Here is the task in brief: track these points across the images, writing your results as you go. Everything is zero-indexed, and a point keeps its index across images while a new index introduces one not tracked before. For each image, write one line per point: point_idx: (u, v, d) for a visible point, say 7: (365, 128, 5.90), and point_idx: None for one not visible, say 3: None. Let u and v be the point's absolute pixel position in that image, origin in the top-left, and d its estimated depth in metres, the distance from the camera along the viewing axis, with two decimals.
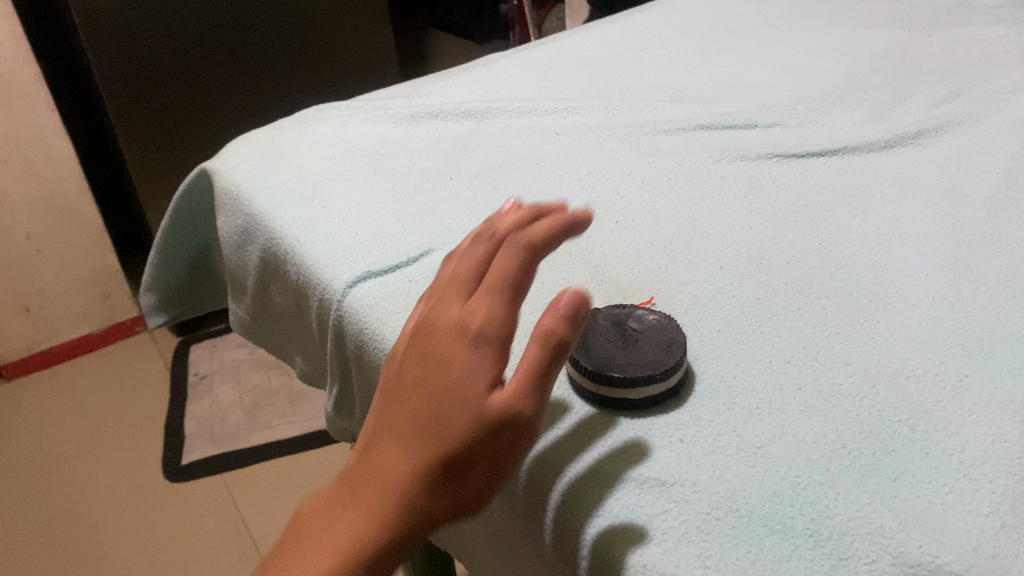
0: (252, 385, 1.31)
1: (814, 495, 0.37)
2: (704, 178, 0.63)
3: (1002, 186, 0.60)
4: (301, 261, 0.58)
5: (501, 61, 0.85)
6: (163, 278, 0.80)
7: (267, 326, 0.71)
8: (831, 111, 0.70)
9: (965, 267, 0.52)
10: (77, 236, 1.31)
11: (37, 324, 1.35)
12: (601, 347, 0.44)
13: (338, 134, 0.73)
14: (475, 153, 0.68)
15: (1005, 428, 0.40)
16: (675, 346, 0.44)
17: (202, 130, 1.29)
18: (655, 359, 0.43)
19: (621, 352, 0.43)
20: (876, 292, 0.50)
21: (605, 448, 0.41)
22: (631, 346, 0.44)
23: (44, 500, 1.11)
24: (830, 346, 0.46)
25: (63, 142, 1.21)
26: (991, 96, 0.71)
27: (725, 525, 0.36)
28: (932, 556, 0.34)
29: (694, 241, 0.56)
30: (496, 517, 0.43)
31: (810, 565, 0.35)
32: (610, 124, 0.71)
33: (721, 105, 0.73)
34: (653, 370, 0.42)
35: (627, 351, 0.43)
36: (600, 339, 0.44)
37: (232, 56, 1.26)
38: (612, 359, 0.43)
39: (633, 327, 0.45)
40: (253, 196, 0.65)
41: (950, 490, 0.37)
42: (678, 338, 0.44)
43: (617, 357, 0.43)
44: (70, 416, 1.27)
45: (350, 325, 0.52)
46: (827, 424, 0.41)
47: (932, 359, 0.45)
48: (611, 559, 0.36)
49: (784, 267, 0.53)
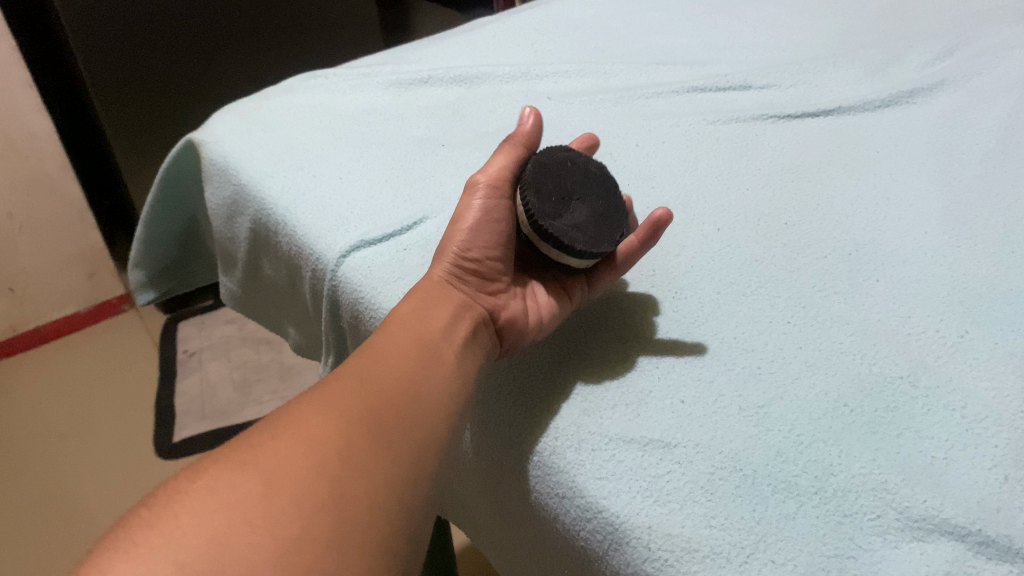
0: (242, 361, 1.30)
1: (817, 453, 0.37)
2: (700, 141, 0.62)
3: (999, 143, 0.60)
4: (292, 232, 0.57)
5: (489, 25, 0.83)
6: (151, 254, 0.79)
7: (260, 299, 0.70)
8: (823, 71, 0.70)
9: (963, 225, 0.52)
10: (61, 215, 1.28)
11: (22, 304, 1.33)
12: (597, 185, 0.46)
13: (326, 102, 0.71)
14: (465, 119, 0.68)
15: (1007, 382, 0.40)
16: (567, 154, 0.46)
17: (185, 102, 1.27)
18: (565, 185, 0.45)
19: (591, 201, 0.45)
20: (874, 252, 0.50)
21: (607, 412, 0.40)
22: (590, 185, 0.45)
23: (34, 481, 1.10)
24: (829, 306, 0.46)
25: (43, 119, 1.17)
26: (986, 53, 0.71)
27: (729, 485, 0.36)
28: (937, 510, 0.34)
29: (691, 204, 0.55)
30: (500, 491, 0.43)
31: (816, 522, 0.35)
32: (602, 88, 0.70)
33: (714, 66, 0.72)
34: (541, 185, 0.44)
35: (584, 188, 0.45)
36: (621, 217, 0.46)
37: (213, 27, 1.24)
38: (578, 221, 0.44)
39: (606, 174, 0.47)
40: (241, 166, 0.64)
41: (953, 444, 0.37)
42: (578, 152, 0.47)
43: (587, 213, 0.45)
44: (59, 397, 1.26)
45: (346, 295, 0.52)
46: (830, 382, 0.41)
47: (933, 317, 0.45)
48: (616, 521, 0.36)
49: (781, 229, 0.53)
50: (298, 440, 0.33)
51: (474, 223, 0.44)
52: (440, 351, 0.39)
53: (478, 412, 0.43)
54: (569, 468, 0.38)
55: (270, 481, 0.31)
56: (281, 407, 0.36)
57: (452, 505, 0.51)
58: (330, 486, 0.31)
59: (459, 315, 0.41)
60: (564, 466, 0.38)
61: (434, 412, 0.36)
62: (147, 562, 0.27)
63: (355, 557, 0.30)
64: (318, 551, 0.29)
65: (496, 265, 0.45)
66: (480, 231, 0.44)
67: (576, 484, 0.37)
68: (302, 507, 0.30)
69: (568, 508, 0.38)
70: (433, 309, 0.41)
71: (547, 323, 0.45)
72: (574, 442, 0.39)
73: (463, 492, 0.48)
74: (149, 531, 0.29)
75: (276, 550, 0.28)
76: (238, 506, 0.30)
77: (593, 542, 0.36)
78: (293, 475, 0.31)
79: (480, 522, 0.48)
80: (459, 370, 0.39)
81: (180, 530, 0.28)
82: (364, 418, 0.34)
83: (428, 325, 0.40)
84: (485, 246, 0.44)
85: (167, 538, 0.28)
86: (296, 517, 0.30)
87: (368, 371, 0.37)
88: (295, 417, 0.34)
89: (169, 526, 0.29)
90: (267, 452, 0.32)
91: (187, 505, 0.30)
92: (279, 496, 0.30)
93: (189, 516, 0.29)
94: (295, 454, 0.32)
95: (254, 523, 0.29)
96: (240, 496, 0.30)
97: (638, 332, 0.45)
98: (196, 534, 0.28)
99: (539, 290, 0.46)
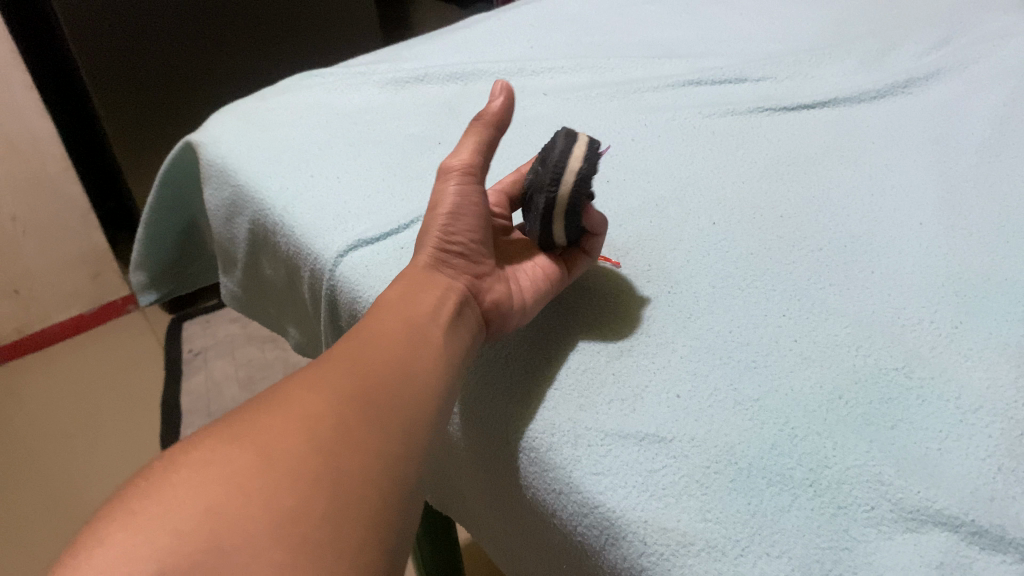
0: (247, 359, 1.30)
1: (812, 445, 0.38)
2: (695, 135, 0.62)
3: (995, 132, 0.60)
4: (290, 232, 0.57)
5: (485, 22, 0.83)
6: (152, 255, 0.80)
7: (260, 299, 0.71)
8: (820, 63, 0.70)
9: (959, 215, 0.52)
10: (65, 217, 1.28)
11: (28, 306, 1.33)
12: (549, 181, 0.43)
13: (322, 101, 0.71)
14: (461, 116, 0.68)
15: (1001, 372, 0.40)
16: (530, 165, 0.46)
17: (187, 103, 1.28)
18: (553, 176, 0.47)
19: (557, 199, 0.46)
20: (870, 243, 0.50)
21: (602, 407, 0.40)
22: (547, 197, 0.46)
23: (43, 481, 1.11)
24: (825, 298, 0.46)
25: (45, 122, 1.17)
26: (981, 42, 0.71)
27: (724, 478, 0.37)
28: (931, 501, 0.35)
29: (687, 198, 0.56)
30: (495, 485, 0.43)
31: (810, 513, 0.35)
32: (598, 83, 0.71)
33: (709, 59, 0.72)
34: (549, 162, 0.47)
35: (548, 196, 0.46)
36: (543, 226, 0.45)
37: (214, 29, 1.24)
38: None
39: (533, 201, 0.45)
40: (239, 167, 0.64)
41: (946, 435, 0.38)
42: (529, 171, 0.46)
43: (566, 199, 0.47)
44: (66, 397, 1.26)
45: (344, 293, 0.52)
46: (825, 374, 0.41)
47: (927, 307, 0.45)
48: (612, 516, 0.36)
49: (776, 221, 0.53)
50: (290, 419, 0.33)
51: (454, 207, 0.44)
52: (429, 334, 0.39)
53: (465, 404, 0.44)
54: (565, 463, 0.38)
55: (266, 458, 0.31)
56: (274, 388, 0.36)
57: (451, 499, 0.51)
58: (324, 466, 0.31)
59: (446, 299, 0.41)
60: (560, 461, 0.38)
61: (425, 398, 0.37)
62: (142, 529, 0.28)
63: (350, 531, 0.30)
64: (312, 528, 0.29)
65: (479, 249, 0.45)
66: (461, 214, 0.44)
67: (572, 480, 0.38)
68: (298, 485, 0.30)
69: (564, 504, 0.38)
70: (420, 294, 0.41)
71: (530, 306, 0.45)
72: (570, 438, 0.39)
73: (459, 484, 0.48)
74: (145, 502, 0.29)
75: (272, 526, 0.29)
76: (231, 480, 0.30)
77: (589, 536, 0.37)
78: (284, 452, 0.31)
79: (477, 515, 0.48)
80: (447, 349, 0.39)
81: (176, 500, 0.29)
82: (354, 396, 0.35)
83: (416, 310, 0.40)
84: (469, 229, 0.44)
85: (161, 510, 0.29)
86: (292, 493, 0.30)
87: (363, 356, 0.37)
88: (287, 396, 0.34)
89: (164, 496, 0.29)
90: (260, 428, 0.32)
91: (181, 477, 0.30)
92: (271, 472, 0.30)
93: (184, 487, 0.30)
94: (288, 429, 0.32)
95: (248, 495, 0.30)
96: (234, 470, 0.30)
97: (632, 325, 0.45)
98: (190, 504, 0.29)
99: (520, 273, 0.46)
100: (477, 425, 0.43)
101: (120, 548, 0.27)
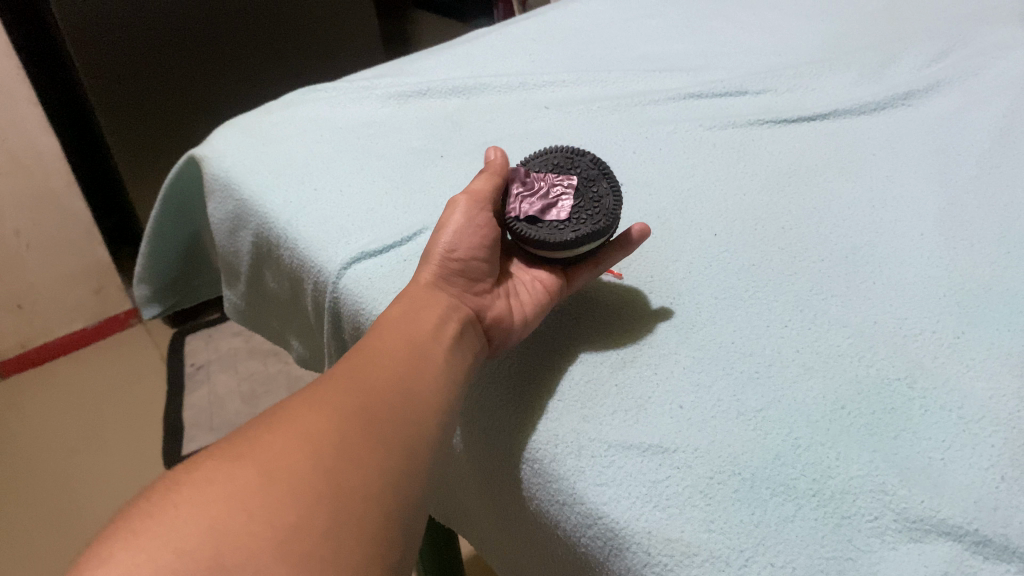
0: (249, 372, 1.30)
1: (815, 455, 0.38)
2: (696, 147, 0.63)
3: (994, 143, 0.60)
4: (294, 245, 0.58)
5: (486, 36, 0.84)
6: (155, 268, 0.80)
7: (263, 312, 0.71)
8: (820, 75, 0.70)
9: (960, 226, 0.52)
10: (68, 232, 1.28)
11: (30, 321, 1.33)
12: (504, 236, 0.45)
13: (326, 115, 0.72)
14: (464, 130, 0.68)
15: (1004, 382, 0.41)
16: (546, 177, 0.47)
17: (190, 118, 1.29)
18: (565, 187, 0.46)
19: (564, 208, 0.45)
20: (871, 254, 0.50)
21: (606, 418, 0.41)
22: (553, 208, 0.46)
23: (43, 496, 1.10)
24: (827, 309, 0.46)
25: (50, 137, 1.17)
26: (981, 55, 0.71)
27: (728, 488, 0.37)
28: (935, 510, 0.35)
29: (688, 210, 0.56)
30: (499, 497, 0.43)
31: (813, 524, 0.35)
32: (598, 97, 0.71)
33: (710, 73, 0.72)
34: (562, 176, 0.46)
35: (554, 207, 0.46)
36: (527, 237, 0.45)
37: (217, 44, 1.25)
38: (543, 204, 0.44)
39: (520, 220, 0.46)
40: (242, 182, 0.65)
41: (950, 445, 0.38)
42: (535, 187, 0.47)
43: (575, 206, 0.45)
44: (68, 411, 1.26)
45: (348, 305, 0.52)
46: (829, 385, 0.41)
47: (930, 318, 0.45)
48: (617, 526, 0.36)
49: (778, 233, 0.53)
50: (291, 436, 0.33)
51: (461, 225, 0.45)
52: (430, 351, 0.39)
53: (469, 420, 0.44)
54: (569, 474, 0.38)
55: (268, 475, 0.31)
56: (276, 405, 0.36)
57: (454, 511, 0.51)
58: (327, 479, 0.31)
59: (447, 317, 0.42)
60: (564, 472, 0.39)
61: (425, 412, 0.37)
62: (144, 547, 0.28)
63: (352, 545, 0.30)
64: (315, 543, 0.29)
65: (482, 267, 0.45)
66: (466, 231, 0.45)
67: (577, 491, 0.38)
68: (301, 499, 0.30)
69: (569, 515, 0.38)
70: (421, 312, 0.42)
71: (531, 322, 0.45)
72: (574, 449, 0.39)
73: (463, 497, 0.48)
74: (147, 520, 0.29)
75: (275, 541, 0.29)
76: (233, 496, 0.30)
77: (594, 548, 0.37)
78: (287, 467, 0.31)
79: (481, 528, 0.48)
80: (447, 367, 0.39)
81: (178, 519, 0.29)
82: (356, 412, 0.35)
83: (418, 327, 0.40)
84: (471, 246, 0.45)
85: (163, 528, 0.29)
86: (296, 508, 0.30)
87: (365, 374, 0.37)
88: (288, 413, 0.34)
89: (167, 515, 0.29)
90: (261, 445, 0.32)
91: (183, 495, 0.30)
92: (274, 488, 0.31)
93: (186, 506, 0.30)
94: (290, 445, 0.32)
95: (251, 511, 0.30)
96: (236, 486, 0.30)
97: (635, 337, 0.45)
98: (192, 522, 0.29)
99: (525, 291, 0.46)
100: (482, 437, 0.43)
101: (122, 566, 0.27)
